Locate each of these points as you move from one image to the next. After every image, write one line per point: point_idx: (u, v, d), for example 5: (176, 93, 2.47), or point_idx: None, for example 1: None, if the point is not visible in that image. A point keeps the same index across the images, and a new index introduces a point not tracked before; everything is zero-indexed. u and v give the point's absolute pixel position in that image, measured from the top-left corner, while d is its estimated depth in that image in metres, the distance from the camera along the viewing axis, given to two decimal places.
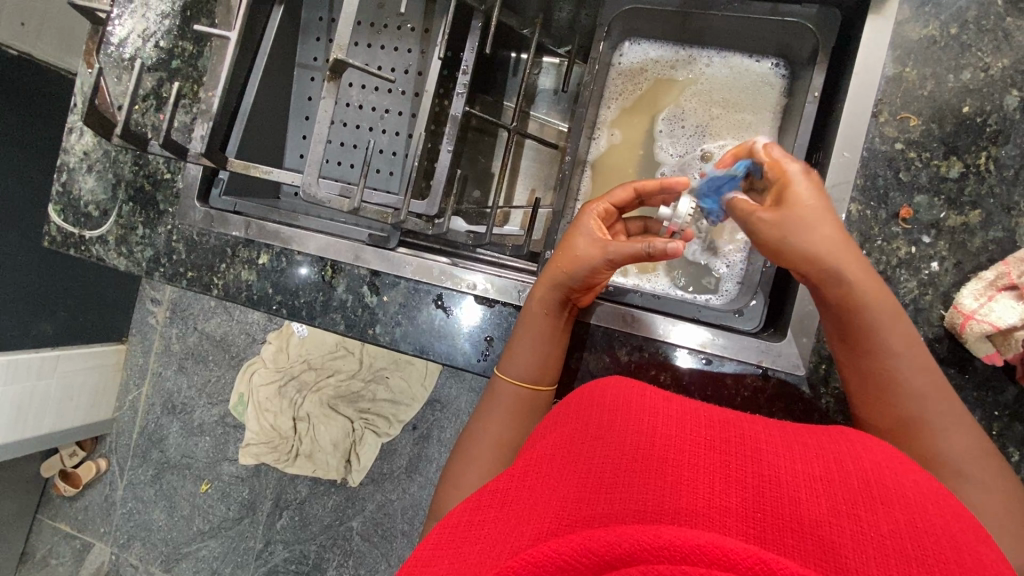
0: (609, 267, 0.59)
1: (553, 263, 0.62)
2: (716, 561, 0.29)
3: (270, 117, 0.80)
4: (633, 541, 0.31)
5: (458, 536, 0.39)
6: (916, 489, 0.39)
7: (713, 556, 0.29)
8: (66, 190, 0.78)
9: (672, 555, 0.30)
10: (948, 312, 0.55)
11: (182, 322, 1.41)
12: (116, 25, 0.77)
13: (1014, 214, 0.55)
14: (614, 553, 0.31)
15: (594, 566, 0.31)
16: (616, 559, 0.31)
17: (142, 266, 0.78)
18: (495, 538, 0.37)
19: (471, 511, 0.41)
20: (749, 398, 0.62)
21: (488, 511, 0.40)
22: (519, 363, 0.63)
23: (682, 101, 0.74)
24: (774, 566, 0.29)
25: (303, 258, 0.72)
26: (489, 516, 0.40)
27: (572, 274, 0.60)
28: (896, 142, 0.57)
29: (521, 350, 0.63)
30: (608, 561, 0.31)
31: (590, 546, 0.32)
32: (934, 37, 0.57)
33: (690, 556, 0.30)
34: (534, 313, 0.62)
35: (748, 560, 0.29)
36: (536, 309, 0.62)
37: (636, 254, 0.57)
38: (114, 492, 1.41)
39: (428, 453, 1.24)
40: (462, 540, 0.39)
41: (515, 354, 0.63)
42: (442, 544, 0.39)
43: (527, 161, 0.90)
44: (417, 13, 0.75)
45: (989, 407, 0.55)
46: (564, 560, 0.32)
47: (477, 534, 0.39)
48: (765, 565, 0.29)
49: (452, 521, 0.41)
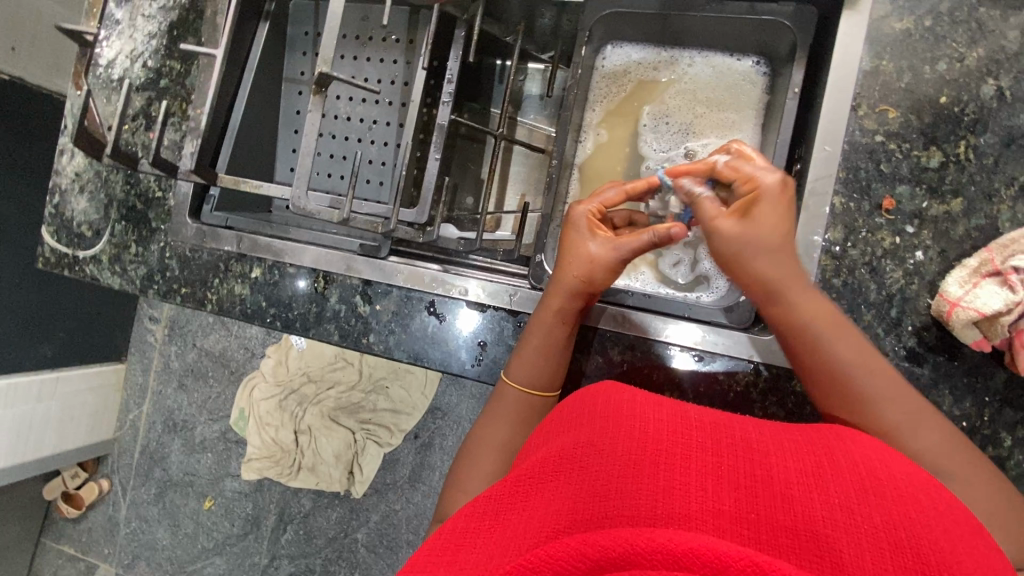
0: (622, 263, 0.61)
1: (563, 270, 0.62)
2: (709, 564, 0.29)
3: (259, 132, 0.81)
4: (626, 545, 0.31)
5: (454, 544, 0.39)
6: (909, 483, 0.39)
7: (705, 558, 0.29)
8: (59, 211, 0.79)
9: (665, 558, 0.30)
10: (934, 300, 0.55)
11: (181, 339, 1.42)
12: (104, 46, 0.78)
13: (995, 201, 0.56)
14: (608, 557, 0.31)
15: (588, 571, 0.31)
16: (610, 563, 0.31)
17: (136, 284, 0.78)
18: (490, 546, 0.37)
19: (466, 519, 0.41)
20: (742, 394, 0.63)
21: (484, 519, 0.40)
22: (526, 370, 0.63)
23: (666, 100, 0.75)
24: (765, 566, 0.29)
25: (296, 270, 0.73)
26: (484, 524, 0.40)
27: (587, 279, 0.61)
28: (876, 134, 0.58)
29: (525, 357, 0.63)
30: (602, 565, 0.31)
31: (584, 551, 0.32)
32: (909, 30, 0.58)
33: (684, 559, 0.30)
34: (548, 322, 0.62)
35: (740, 562, 0.29)
36: (551, 318, 0.62)
37: (645, 244, 0.59)
38: (117, 512, 1.40)
39: (430, 461, 1.23)
40: (458, 548, 0.39)
41: (525, 362, 0.63)
42: (439, 552, 0.39)
43: (516, 166, 0.91)
44: (401, 24, 0.76)
45: (979, 394, 0.55)
46: (559, 565, 0.32)
47: (473, 542, 0.39)
48: (758, 566, 0.29)
49: (449, 530, 0.41)
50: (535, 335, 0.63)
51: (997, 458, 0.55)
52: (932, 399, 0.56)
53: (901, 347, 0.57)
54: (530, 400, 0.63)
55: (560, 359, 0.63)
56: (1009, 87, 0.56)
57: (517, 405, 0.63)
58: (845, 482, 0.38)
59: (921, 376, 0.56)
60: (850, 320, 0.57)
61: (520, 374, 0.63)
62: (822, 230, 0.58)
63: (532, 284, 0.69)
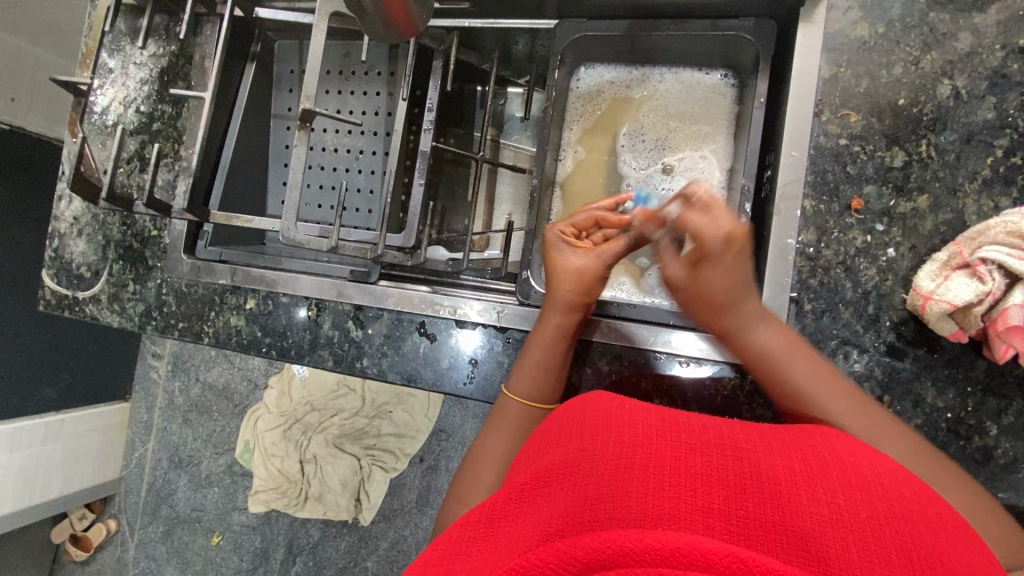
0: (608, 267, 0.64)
1: (560, 285, 0.63)
2: (696, 561, 0.30)
3: (250, 167, 0.84)
4: (615, 545, 0.32)
5: (450, 553, 0.40)
6: (892, 478, 0.40)
7: (694, 557, 0.30)
8: (58, 254, 0.81)
9: (652, 557, 0.31)
10: (909, 295, 0.57)
11: (184, 375, 1.43)
12: (98, 95, 0.81)
13: (961, 195, 0.57)
14: (597, 557, 0.32)
15: (579, 573, 0.32)
16: (599, 564, 0.32)
17: (135, 321, 0.80)
18: (485, 551, 0.38)
19: (462, 528, 0.42)
20: (730, 397, 0.63)
21: (477, 528, 0.41)
22: (528, 379, 0.63)
23: (640, 116, 0.78)
24: (751, 563, 0.30)
25: (290, 299, 0.75)
26: (479, 532, 0.41)
27: (586, 286, 0.63)
28: (840, 138, 0.60)
29: (524, 374, 0.64)
30: (592, 567, 0.32)
31: (574, 553, 0.32)
32: (863, 38, 0.60)
33: (671, 557, 0.31)
34: (555, 335, 0.63)
35: (725, 559, 0.30)
36: (556, 331, 0.63)
37: (625, 247, 0.64)
38: (125, 553, 1.40)
39: (437, 484, 1.23)
40: (456, 556, 0.39)
41: (524, 371, 0.63)
42: (435, 560, 0.40)
43: (503, 187, 0.93)
44: (382, 58, 0.79)
45: (961, 384, 0.56)
46: (549, 567, 0.32)
47: (468, 550, 0.40)
48: (742, 562, 0.30)
49: (445, 540, 0.42)
50: (537, 356, 0.63)
51: (984, 447, 0.56)
52: (915, 391, 0.57)
53: (880, 343, 0.58)
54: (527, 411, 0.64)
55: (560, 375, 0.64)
56: (965, 86, 0.58)
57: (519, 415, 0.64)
58: (831, 478, 0.38)
59: (903, 370, 0.57)
60: (828, 318, 0.59)
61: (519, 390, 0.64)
62: (795, 232, 0.59)
63: (520, 300, 0.71)
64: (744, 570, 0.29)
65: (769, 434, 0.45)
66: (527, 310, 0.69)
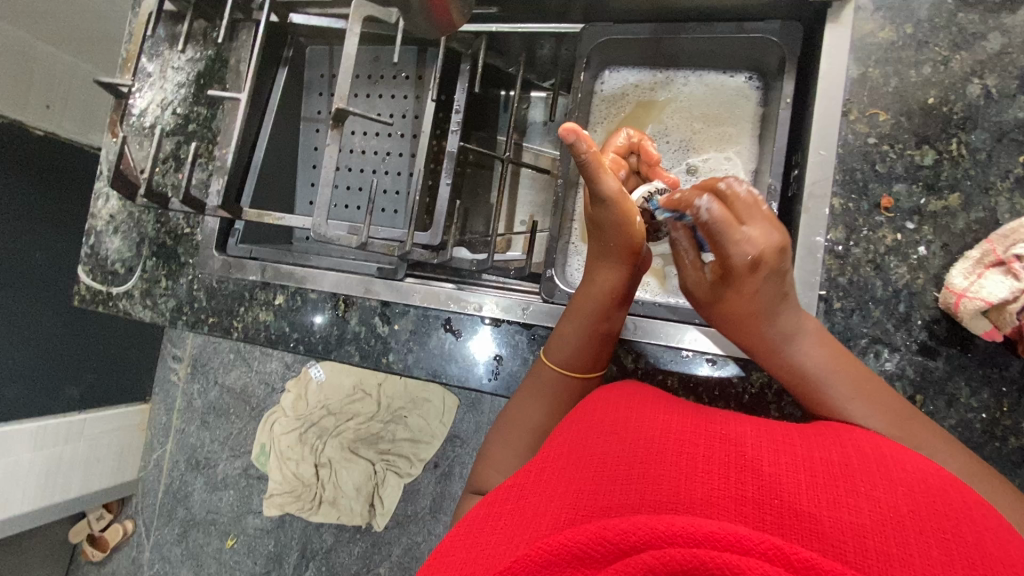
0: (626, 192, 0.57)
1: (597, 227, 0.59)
2: (730, 546, 0.30)
3: (281, 168, 0.86)
4: (647, 529, 0.32)
5: (476, 528, 0.40)
6: (927, 472, 0.39)
7: (728, 541, 0.30)
8: (94, 251, 0.83)
9: (686, 540, 0.31)
10: (942, 293, 0.56)
11: (204, 378, 1.44)
12: (137, 97, 0.84)
13: (993, 194, 0.57)
14: (629, 540, 0.32)
15: (610, 554, 0.32)
16: (631, 547, 0.32)
17: (166, 316, 0.82)
18: (512, 529, 0.38)
19: (488, 504, 0.42)
20: (757, 395, 0.63)
21: (504, 503, 0.41)
22: (566, 350, 0.61)
23: (663, 118, 0.78)
24: (785, 549, 0.30)
25: (317, 296, 0.76)
26: (505, 508, 0.40)
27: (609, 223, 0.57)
28: (868, 137, 0.60)
29: (571, 336, 0.61)
30: (623, 549, 0.32)
31: (606, 534, 0.33)
32: (892, 39, 0.61)
33: (704, 541, 0.31)
34: (595, 294, 0.60)
35: (761, 546, 0.30)
36: (599, 288, 0.60)
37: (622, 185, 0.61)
38: (141, 554, 1.41)
39: (451, 491, 1.23)
40: (481, 530, 0.39)
41: (561, 342, 0.61)
42: (460, 536, 0.40)
43: (524, 190, 0.94)
44: (411, 62, 0.81)
45: (996, 384, 0.56)
46: (581, 547, 0.33)
47: (493, 526, 0.39)
48: (778, 551, 0.30)
49: (471, 516, 0.42)
50: (583, 306, 0.61)
51: (1021, 449, 0.55)
52: (949, 391, 0.56)
53: (912, 341, 0.57)
54: (560, 392, 0.61)
55: (600, 352, 0.61)
56: (995, 85, 0.58)
57: (559, 390, 0.61)
58: (865, 469, 0.38)
59: (935, 369, 0.57)
60: (858, 317, 0.58)
61: (563, 358, 0.61)
62: (823, 230, 0.59)
63: (545, 298, 0.71)
64: (780, 558, 0.29)
65: (807, 429, 0.44)
66: (552, 307, 0.69)
